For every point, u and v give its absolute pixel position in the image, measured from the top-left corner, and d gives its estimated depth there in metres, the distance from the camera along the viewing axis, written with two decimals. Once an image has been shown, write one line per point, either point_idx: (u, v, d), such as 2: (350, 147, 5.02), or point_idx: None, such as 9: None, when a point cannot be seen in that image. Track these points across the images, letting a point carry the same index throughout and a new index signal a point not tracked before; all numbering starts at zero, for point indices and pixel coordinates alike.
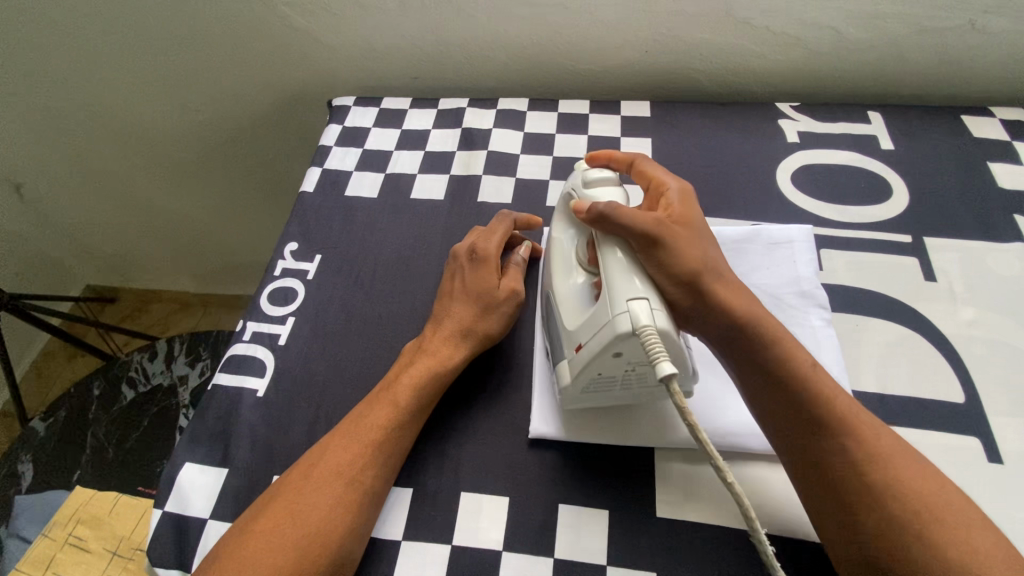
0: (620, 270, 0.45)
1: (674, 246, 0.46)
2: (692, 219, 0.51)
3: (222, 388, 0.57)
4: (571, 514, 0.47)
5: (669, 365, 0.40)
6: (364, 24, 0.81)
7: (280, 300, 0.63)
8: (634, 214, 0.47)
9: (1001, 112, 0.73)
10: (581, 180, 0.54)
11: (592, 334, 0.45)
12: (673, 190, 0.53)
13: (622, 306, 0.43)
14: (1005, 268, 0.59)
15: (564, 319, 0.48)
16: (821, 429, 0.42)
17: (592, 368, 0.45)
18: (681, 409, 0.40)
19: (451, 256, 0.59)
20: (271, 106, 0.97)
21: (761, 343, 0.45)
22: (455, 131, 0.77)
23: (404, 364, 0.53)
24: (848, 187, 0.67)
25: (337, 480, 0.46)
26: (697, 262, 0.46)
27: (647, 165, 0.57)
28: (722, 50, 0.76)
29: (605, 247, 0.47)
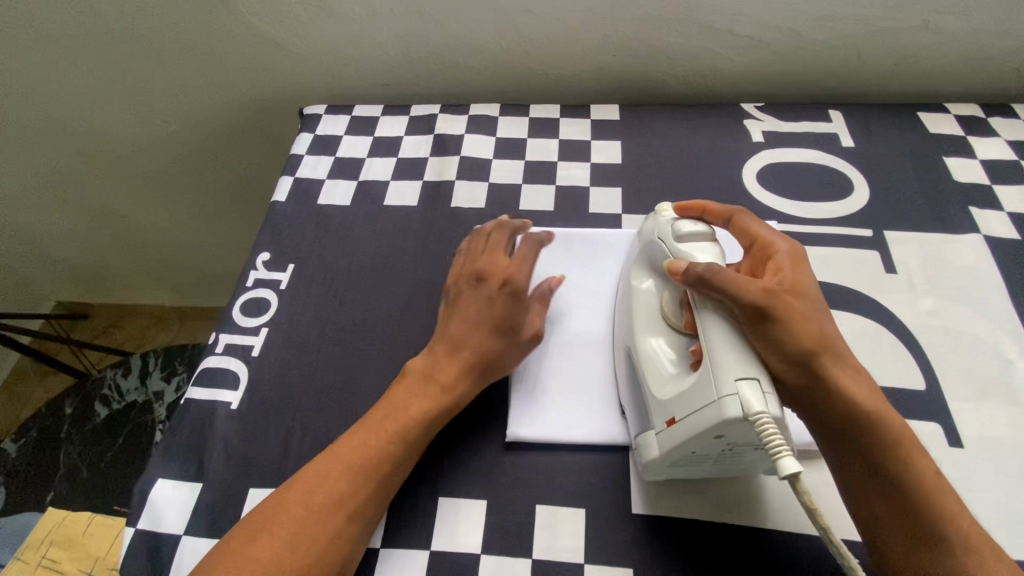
0: (725, 343, 0.42)
1: (786, 322, 0.43)
2: (804, 289, 0.46)
3: (195, 402, 0.56)
4: (548, 514, 0.48)
5: (791, 460, 0.37)
6: (333, 32, 0.81)
7: (252, 311, 0.62)
8: (741, 284, 0.43)
9: (955, 108, 0.76)
10: (671, 231, 0.51)
11: (690, 412, 0.42)
12: (782, 253, 0.49)
13: (730, 387, 0.40)
14: (961, 258, 0.61)
15: (653, 387, 0.46)
16: (922, 529, 0.41)
17: (687, 447, 0.42)
18: (811, 510, 0.37)
19: (472, 277, 0.54)
20: (244, 115, 0.96)
21: (869, 434, 0.43)
22: (427, 137, 0.77)
23: (412, 392, 0.50)
24: (810, 184, 0.68)
25: (338, 511, 0.44)
26: (810, 337, 0.43)
27: (748, 221, 0.52)
28: (688, 53, 0.78)
29: (704, 314, 0.44)
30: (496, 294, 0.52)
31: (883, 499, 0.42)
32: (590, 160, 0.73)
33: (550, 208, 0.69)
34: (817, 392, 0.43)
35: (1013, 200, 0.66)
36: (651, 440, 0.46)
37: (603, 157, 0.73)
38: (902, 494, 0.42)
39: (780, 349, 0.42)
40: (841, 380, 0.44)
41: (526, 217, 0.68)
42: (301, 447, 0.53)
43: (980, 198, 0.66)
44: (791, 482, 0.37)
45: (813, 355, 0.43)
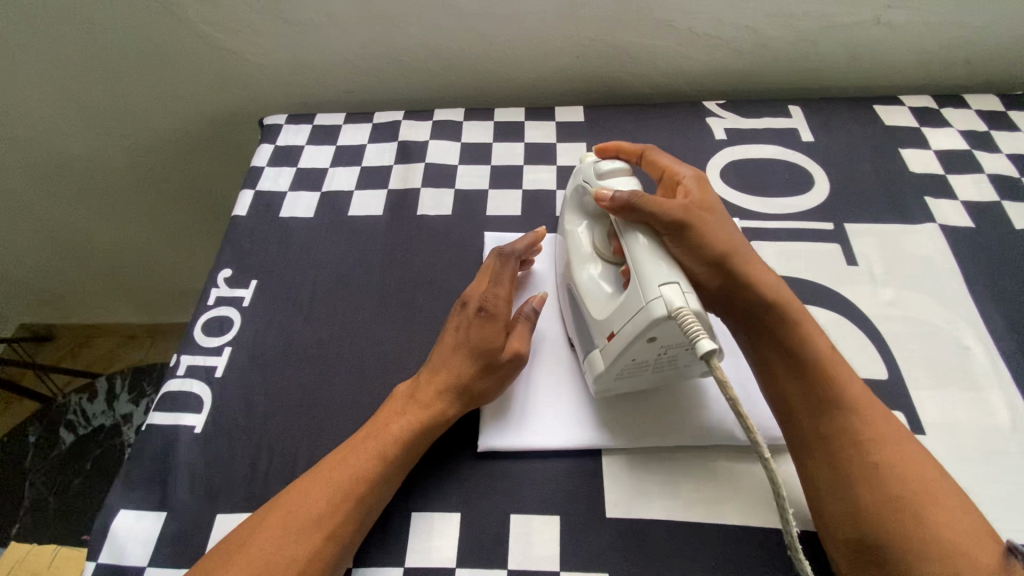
0: (648, 253, 0.45)
1: (699, 232, 0.48)
2: (710, 202, 0.52)
3: (157, 427, 0.54)
4: (523, 522, 0.48)
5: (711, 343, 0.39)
6: (291, 40, 0.79)
7: (215, 330, 0.60)
8: (661, 202, 0.48)
9: (909, 101, 0.78)
10: (594, 172, 0.54)
11: (624, 321, 0.44)
12: (688, 177, 0.54)
13: (655, 292, 0.42)
14: (918, 248, 0.62)
15: (592, 311, 0.49)
16: (826, 398, 0.45)
17: (626, 355, 0.45)
18: (722, 383, 0.40)
19: (459, 305, 0.55)
20: (203, 127, 0.94)
21: (773, 319, 0.48)
22: (391, 144, 0.76)
23: (396, 411, 0.50)
24: (772, 179, 0.69)
25: (321, 532, 0.43)
26: (719, 242, 0.49)
27: (658, 155, 0.57)
28: (649, 52, 0.78)
29: (628, 235, 0.48)
30: (474, 316, 0.52)
31: (795, 378, 0.46)
32: (556, 163, 0.73)
33: (517, 212, 0.69)
34: (732, 291, 0.49)
35: (966, 189, 0.67)
36: (594, 355, 0.48)
37: (569, 160, 0.73)
38: (811, 370, 0.46)
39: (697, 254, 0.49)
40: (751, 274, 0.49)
41: (493, 222, 0.68)
42: (268, 468, 0.51)
43: (936, 188, 0.68)
44: (708, 363, 0.40)
45: (723, 260, 0.49)
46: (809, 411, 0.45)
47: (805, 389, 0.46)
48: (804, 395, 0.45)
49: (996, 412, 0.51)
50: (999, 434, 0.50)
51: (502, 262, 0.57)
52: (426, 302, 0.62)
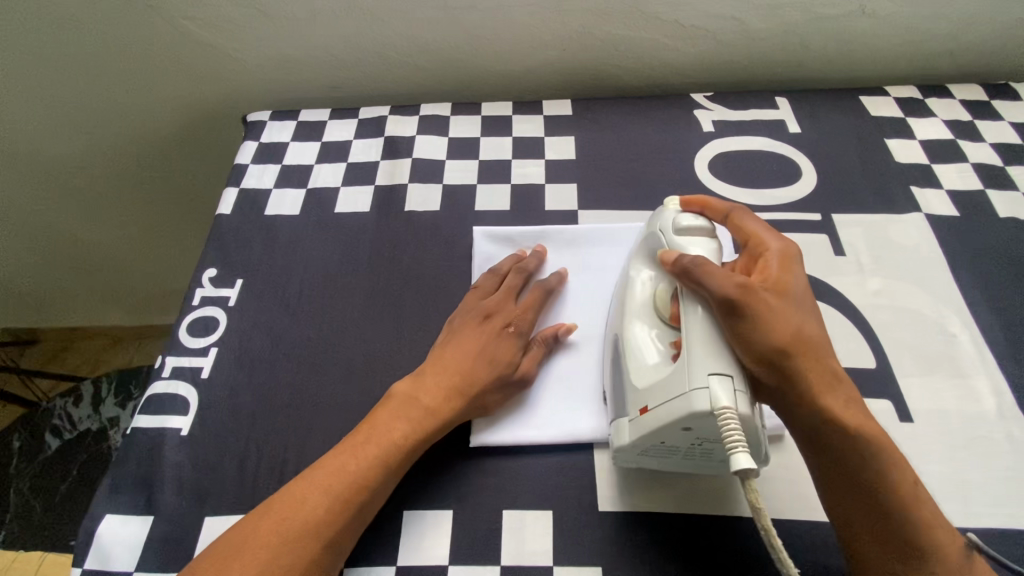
0: (701, 337, 0.42)
1: (765, 321, 0.42)
2: (789, 288, 0.46)
3: (142, 430, 0.53)
4: (516, 518, 0.47)
5: (746, 457, 0.38)
6: (274, 35, 0.78)
7: (200, 331, 0.60)
8: (723, 278, 0.43)
9: (894, 91, 0.78)
10: (671, 223, 0.51)
11: (663, 401, 0.42)
12: (773, 250, 0.48)
13: (701, 381, 0.40)
14: (905, 237, 0.63)
15: (632, 375, 0.47)
16: (896, 532, 0.40)
17: (657, 437, 0.43)
18: (755, 505, 0.38)
19: (481, 311, 0.55)
20: (187, 125, 0.92)
21: (848, 433, 0.42)
22: (377, 139, 0.75)
23: (397, 414, 0.49)
24: (760, 171, 0.69)
25: (317, 533, 0.43)
26: (790, 339, 0.42)
27: (746, 217, 0.51)
28: (635, 45, 0.78)
29: (688, 306, 0.45)
30: (499, 331, 0.54)
31: (861, 505, 0.41)
32: (544, 157, 0.73)
33: (506, 207, 0.68)
34: (797, 401, 0.42)
35: (951, 178, 0.68)
36: (622, 426, 0.46)
37: (556, 153, 0.73)
38: (881, 500, 0.41)
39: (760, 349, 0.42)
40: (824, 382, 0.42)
41: (482, 218, 0.67)
42: (257, 469, 0.51)
43: (921, 177, 0.68)
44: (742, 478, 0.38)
45: (789, 357, 0.42)
46: (877, 549, 0.41)
47: (875, 523, 0.41)
48: (875, 532, 0.41)
49: (982, 399, 0.52)
50: (985, 421, 0.51)
51: (522, 281, 0.59)
52: (416, 299, 0.61)
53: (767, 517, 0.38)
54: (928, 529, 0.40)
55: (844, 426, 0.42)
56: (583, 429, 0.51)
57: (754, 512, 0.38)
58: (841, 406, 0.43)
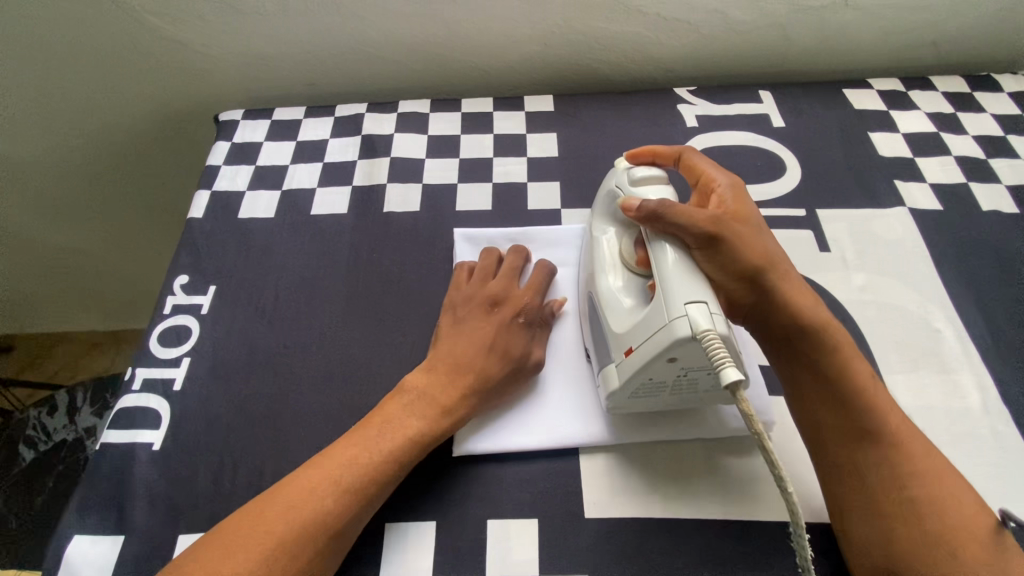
0: (675, 267, 0.42)
1: (732, 243, 0.45)
2: (746, 215, 0.49)
3: (111, 446, 0.51)
4: (500, 526, 0.46)
5: (734, 371, 0.37)
6: (245, 31, 0.75)
7: (172, 340, 0.57)
8: (691, 213, 0.44)
9: (877, 83, 0.77)
10: (626, 179, 0.51)
11: (644, 338, 0.43)
12: (724, 186, 0.50)
13: (679, 309, 0.40)
14: (888, 232, 0.62)
15: (611, 324, 0.47)
16: (864, 421, 0.43)
17: (644, 372, 0.43)
18: (748, 415, 0.37)
19: (488, 301, 0.54)
20: (159, 125, 0.89)
21: (814, 344, 0.46)
22: (354, 138, 0.73)
23: (409, 409, 0.48)
24: (744, 167, 0.69)
25: (314, 540, 0.41)
26: (755, 257, 0.46)
27: (696, 158, 0.53)
28: (618, 38, 0.76)
29: (657, 245, 0.45)
30: (508, 320, 0.53)
31: (828, 400, 0.45)
32: (527, 155, 0.71)
33: (487, 207, 0.67)
34: (767, 306, 0.46)
35: (934, 172, 0.68)
36: (611, 371, 0.47)
37: (539, 151, 0.71)
38: (849, 397, 0.44)
39: (728, 265, 0.45)
40: (789, 295, 0.46)
41: (463, 218, 0.66)
42: (232, 483, 0.49)
43: (904, 171, 0.68)
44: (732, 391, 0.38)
45: (755, 271, 0.46)
46: (842, 444, 0.43)
47: (842, 418, 0.44)
48: (843, 425, 0.44)
49: (968, 394, 0.52)
50: (970, 416, 0.51)
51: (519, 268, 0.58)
52: (396, 303, 0.60)
53: (763, 430, 0.37)
54: (890, 417, 0.43)
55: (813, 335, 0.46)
56: (572, 434, 0.50)
57: (748, 423, 0.37)
58: (804, 309, 0.46)
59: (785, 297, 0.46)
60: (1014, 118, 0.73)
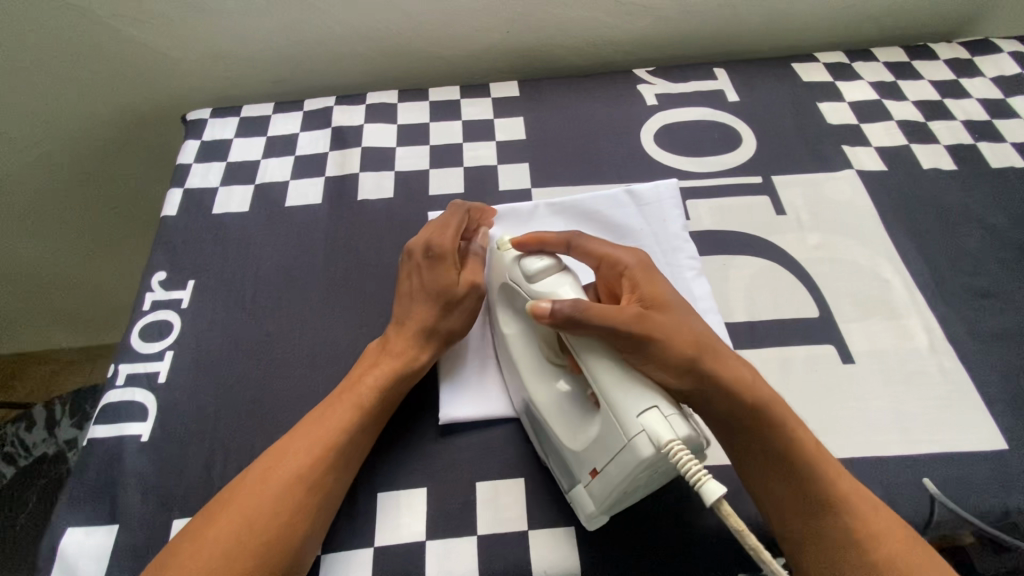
0: (615, 380, 0.42)
1: (659, 339, 0.44)
2: (661, 297, 0.48)
3: (99, 441, 0.52)
4: (489, 489, 0.48)
5: (715, 482, 0.37)
6: (209, 30, 0.76)
7: (154, 335, 0.58)
8: (608, 314, 0.43)
9: (824, 57, 0.82)
10: (521, 273, 0.50)
11: (609, 460, 0.42)
12: (632, 267, 0.50)
13: (636, 425, 0.40)
14: (839, 194, 0.66)
15: (564, 439, 0.45)
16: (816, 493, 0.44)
17: (616, 491, 0.42)
18: (738, 528, 0.37)
19: (405, 254, 0.56)
20: (126, 130, 0.88)
21: (759, 422, 0.45)
22: (325, 130, 0.74)
23: (368, 365, 0.52)
24: (703, 140, 0.72)
25: (326, 470, 0.45)
26: (689, 345, 0.45)
27: (588, 242, 0.52)
28: (578, 22, 0.79)
29: (587, 354, 0.44)
30: (423, 263, 0.54)
31: (787, 483, 0.44)
32: (495, 139, 0.73)
33: (459, 191, 0.68)
34: (704, 396, 0.45)
35: (878, 136, 0.72)
36: (581, 494, 0.45)
37: (507, 135, 0.74)
38: (804, 479, 0.44)
39: (664, 364, 0.43)
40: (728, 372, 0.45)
41: (436, 202, 0.68)
42: (223, 468, 0.50)
43: (852, 137, 0.72)
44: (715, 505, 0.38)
45: (695, 363, 0.44)
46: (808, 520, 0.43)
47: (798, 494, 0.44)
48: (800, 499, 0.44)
49: (915, 335, 0.56)
50: (919, 356, 0.55)
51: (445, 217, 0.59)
52: (375, 286, 0.61)
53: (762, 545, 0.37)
54: (841, 481, 0.44)
55: (755, 416, 0.45)
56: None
57: (739, 535, 0.37)
58: (743, 387, 0.45)
59: (727, 385, 0.45)
60: (949, 83, 0.77)
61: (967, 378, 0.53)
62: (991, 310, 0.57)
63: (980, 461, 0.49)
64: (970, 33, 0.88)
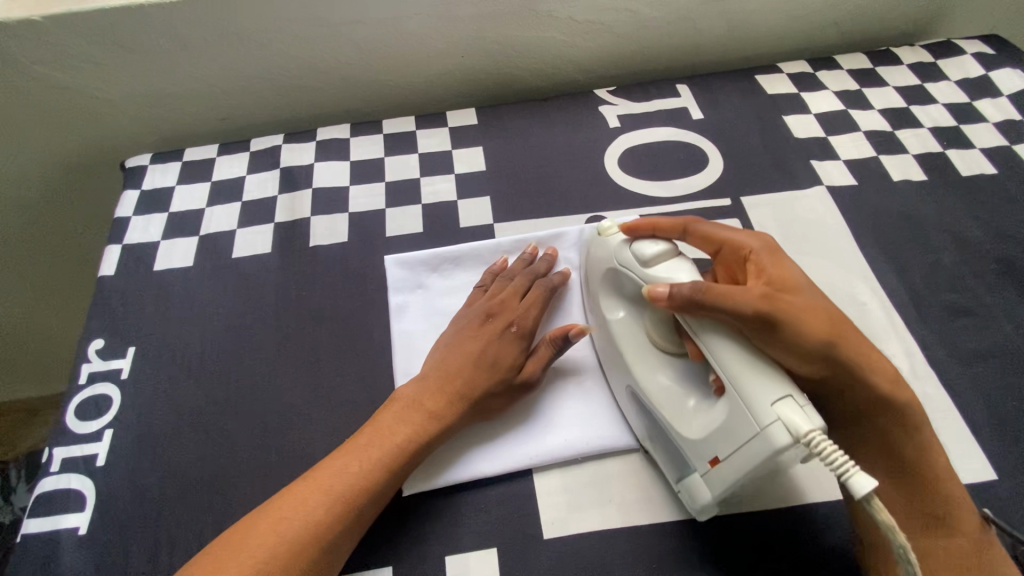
0: (742, 365, 0.41)
1: (790, 323, 0.41)
2: (792, 279, 0.45)
3: (32, 538, 0.47)
4: (460, 564, 0.45)
5: (863, 477, 0.36)
6: (145, 71, 0.71)
7: (91, 412, 0.53)
8: (735, 298, 0.41)
9: (786, 67, 0.80)
10: (634, 256, 0.49)
11: (734, 449, 0.40)
12: (755, 249, 0.47)
13: (770, 414, 0.38)
14: (810, 213, 0.64)
15: (680, 429, 0.44)
16: (917, 475, 0.44)
17: (740, 482, 0.40)
18: (881, 517, 0.36)
19: (483, 315, 0.54)
20: (61, 178, 0.83)
21: (897, 403, 0.44)
22: (272, 172, 0.70)
23: (399, 417, 0.48)
24: (668, 162, 0.69)
25: (347, 513, 0.43)
26: (824, 329, 0.42)
27: (705, 226, 0.50)
28: (534, 44, 0.76)
29: (707, 339, 0.43)
30: (499, 334, 0.52)
31: (892, 470, 0.44)
32: (454, 172, 0.70)
33: (418, 230, 0.65)
34: (840, 381, 0.43)
35: (846, 148, 0.70)
36: (696, 482, 0.44)
37: (466, 166, 0.70)
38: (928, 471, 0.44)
39: (793, 349, 0.41)
40: (866, 353, 0.44)
41: (394, 243, 0.64)
42: (170, 560, 0.46)
43: (820, 151, 0.70)
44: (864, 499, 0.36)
45: (831, 347, 0.42)
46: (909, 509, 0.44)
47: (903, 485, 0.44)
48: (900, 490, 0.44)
49: (896, 361, 0.54)
50: None
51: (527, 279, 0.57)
52: (332, 341, 0.57)
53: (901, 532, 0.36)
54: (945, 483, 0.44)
55: (890, 399, 0.43)
56: (600, 435, 0.50)
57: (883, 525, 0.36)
58: (875, 369, 0.43)
59: (858, 366, 0.43)
60: (914, 89, 0.76)
61: (951, 404, 0.51)
62: (970, 329, 0.56)
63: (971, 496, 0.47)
64: (931, 34, 0.87)
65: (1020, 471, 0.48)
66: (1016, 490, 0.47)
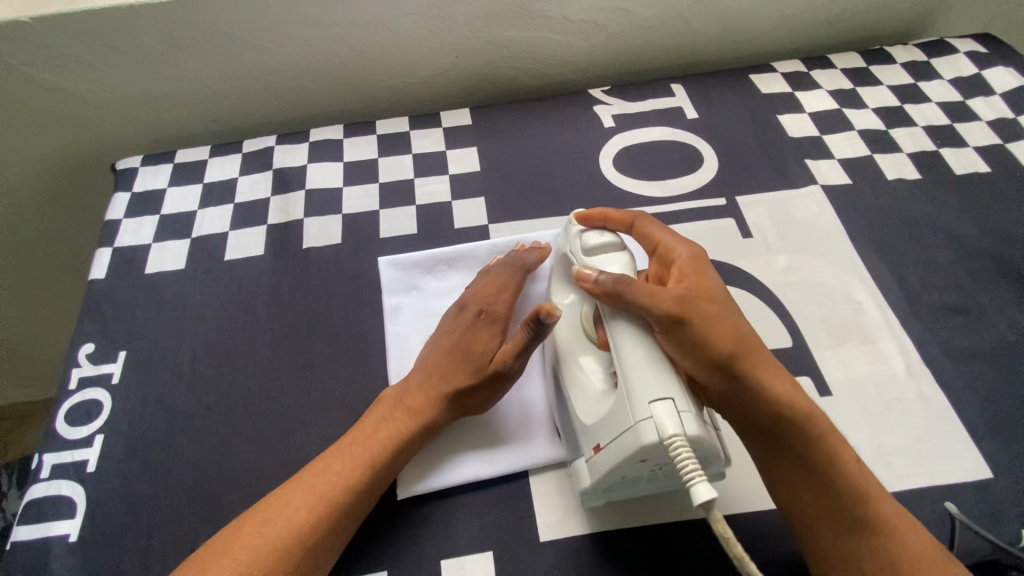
0: (634, 356, 0.41)
1: (691, 325, 0.41)
2: (710, 289, 0.46)
3: (21, 545, 0.46)
4: (454, 567, 0.45)
5: (707, 487, 0.35)
6: (135, 72, 0.71)
7: (82, 418, 0.53)
8: (649, 294, 0.42)
9: (781, 66, 0.80)
10: (579, 246, 0.50)
11: (612, 438, 0.40)
12: (684, 256, 0.48)
13: (645, 410, 0.38)
14: (804, 212, 0.64)
15: (579, 413, 0.44)
16: (830, 485, 0.41)
17: (614, 472, 0.40)
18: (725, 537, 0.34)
19: (458, 308, 0.54)
20: (51, 180, 0.82)
21: (799, 420, 0.42)
22: (265, 174, 0.70)
23: (384, 416, 0.48)
24: (663, 161, 0.69)
25: (335, 512, 0.43)
26: (725, 342, 0.42)
27: (652, 226, 0.50)
28: (527, 44, 0.76)
29: (614, 325, 0.43)
30: (473, 323, 0.52)
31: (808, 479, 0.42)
32: (448, 172, 0.69)
33: (412, 231, 0.65)
34: (733, 395, 0.42)
35: (841, 147, 0.70)
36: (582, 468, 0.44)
37: (460, 167, 0.70)
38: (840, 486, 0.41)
39: (686, 351, 0.41)
40: (767, 376, 0.43)
41: (387, 245, 0.64)
42: (161, 567, 0.46)
43: (815, 150, 0.70)
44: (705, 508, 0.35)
45: (729, 360, 0.42)
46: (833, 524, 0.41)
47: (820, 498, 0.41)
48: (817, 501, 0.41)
49: (891, 360, 0.54)
50: (896, 382, 0.52)
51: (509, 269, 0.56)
52: (325, 344, 0.57)
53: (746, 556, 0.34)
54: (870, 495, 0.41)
55: (793, 416, 0.42)
56: None
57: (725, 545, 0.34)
58: (777, 389, 0.43)
59: (754, 384, 0.42)
60: (908, 88, 0.76)
61: (946, 403, 0.51)
62: (964, 327, 0.56)
63: (966, 494, 0.47)
64: (925, 33, 0.87)
65: (1015, 469, 0.48)
66: (1011, 488, 0.47)
